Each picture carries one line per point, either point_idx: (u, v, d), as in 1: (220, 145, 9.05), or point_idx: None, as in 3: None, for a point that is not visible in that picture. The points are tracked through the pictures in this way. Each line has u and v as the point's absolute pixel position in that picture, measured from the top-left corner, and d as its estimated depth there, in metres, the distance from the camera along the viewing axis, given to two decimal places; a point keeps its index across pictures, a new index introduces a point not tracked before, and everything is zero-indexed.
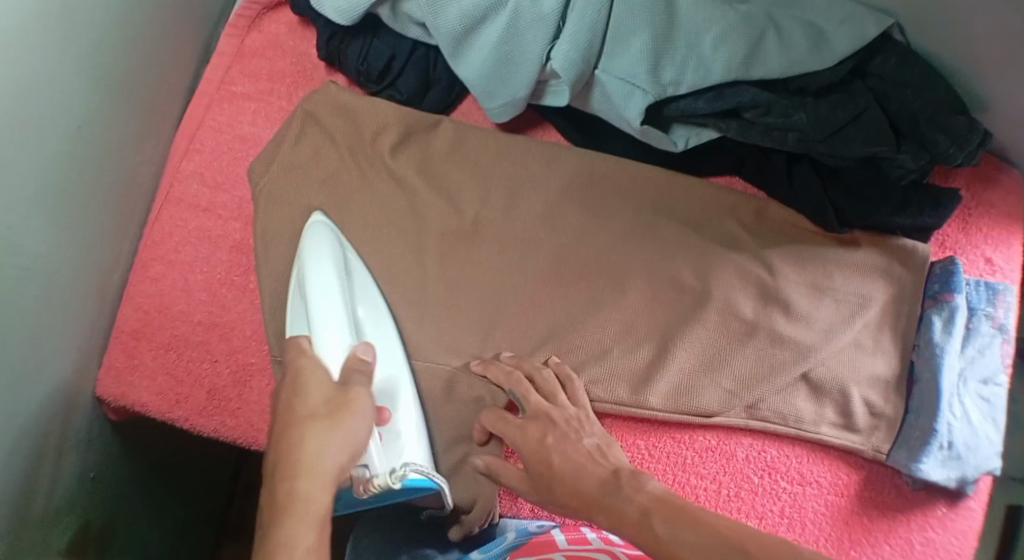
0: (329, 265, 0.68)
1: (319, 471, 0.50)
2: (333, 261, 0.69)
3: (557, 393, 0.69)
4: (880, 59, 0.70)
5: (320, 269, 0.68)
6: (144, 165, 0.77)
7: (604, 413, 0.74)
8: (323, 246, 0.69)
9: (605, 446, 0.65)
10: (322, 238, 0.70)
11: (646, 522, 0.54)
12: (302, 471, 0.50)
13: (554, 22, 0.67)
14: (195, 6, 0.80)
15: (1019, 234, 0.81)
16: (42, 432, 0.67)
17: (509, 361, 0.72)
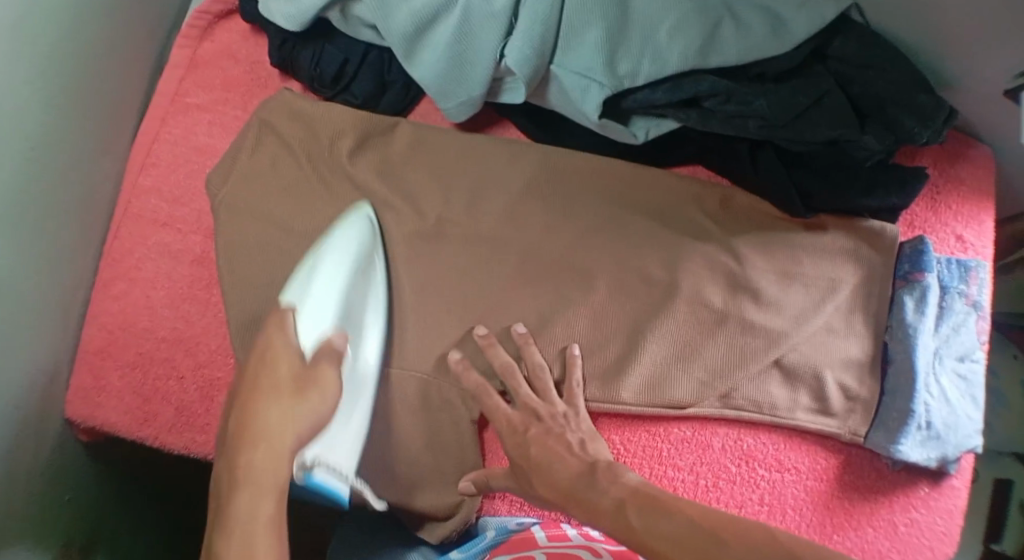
0: (342, 265, 0.68)
1: (259, 472, 0.55)
2: (351, 265, 0.69)
3: (544, 376, 0.71)
4: (840, 41, 0.69)
5: (334, 261, 0.68)
6: (102, 182, 0.76)
7: (596, 412, 0.75)
8: (348, 244, 0.70)
9: (587, 443, 0.66)
10: (354, 232, 0.71)
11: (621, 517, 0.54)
12: (244, 476, 0.54)
13: (506, 19, 0.66)
14: (145, 17, 0.79)
15: (989, 209, 0.80)
16: (12, 458, 0.67)
17: (519, 338, 0.72)
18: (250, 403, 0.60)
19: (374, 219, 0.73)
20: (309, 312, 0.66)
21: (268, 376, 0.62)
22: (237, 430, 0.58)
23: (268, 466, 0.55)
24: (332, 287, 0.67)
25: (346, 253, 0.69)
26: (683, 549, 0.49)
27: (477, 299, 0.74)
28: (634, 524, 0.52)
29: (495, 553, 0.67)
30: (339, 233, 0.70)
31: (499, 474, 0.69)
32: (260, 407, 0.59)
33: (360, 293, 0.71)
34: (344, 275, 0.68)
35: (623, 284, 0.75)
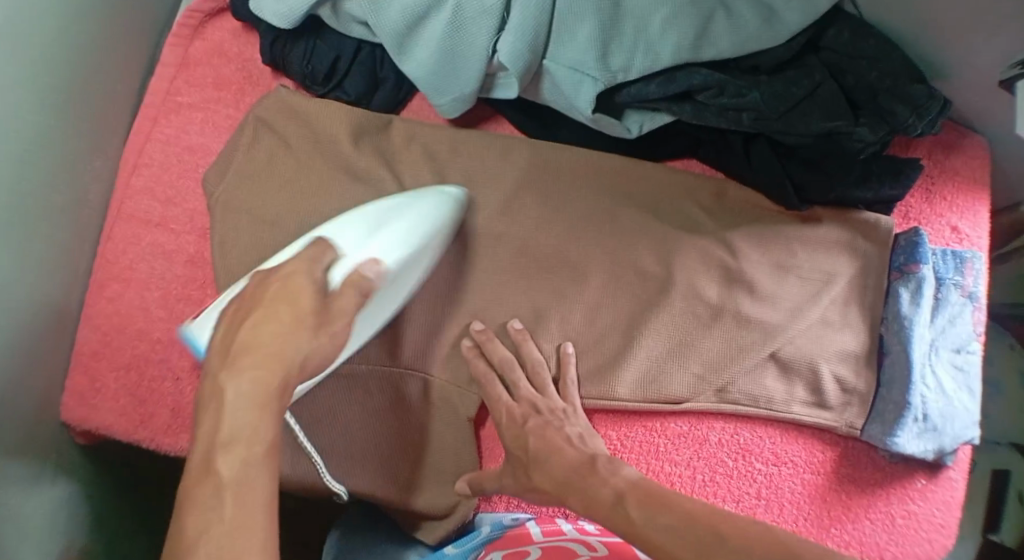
0: (409, 226, 0.66)
1: (243, 403, 0.50)
2: (413, 241, 0.66)
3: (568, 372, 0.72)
4: (833, 31, 0.69)
5: (402, 228, 0.66)
6: (94, 182, 0.76)
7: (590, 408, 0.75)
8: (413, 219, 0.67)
9: (586, 438, 0.66)
10: (437, 208, 0.69)
11: (619, 509, 0.53)
12: (229, 402, 0.50)
13: (498, 13, 0.66)
14: (135, 15, 0.78)
15: (984, 199, 0.81)
16: (9, 462, 0.66)
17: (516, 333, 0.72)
18: (253, 316, 0.55)
19: (454, 205, 0.71)
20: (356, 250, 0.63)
21: (277, 304, 0.55)
22: (233, 343, 0.54)
23: (268, 385, 0.51)
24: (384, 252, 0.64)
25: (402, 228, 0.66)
26: (681, 541, 0.48)
27: (472, 294, 0.74)
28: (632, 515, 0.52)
29: (489, 548, 0.68)
30: (424, 203, 0.69)
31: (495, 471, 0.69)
32: (270, 324, 0.54)
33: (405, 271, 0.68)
34: (396, 252, 0.65)
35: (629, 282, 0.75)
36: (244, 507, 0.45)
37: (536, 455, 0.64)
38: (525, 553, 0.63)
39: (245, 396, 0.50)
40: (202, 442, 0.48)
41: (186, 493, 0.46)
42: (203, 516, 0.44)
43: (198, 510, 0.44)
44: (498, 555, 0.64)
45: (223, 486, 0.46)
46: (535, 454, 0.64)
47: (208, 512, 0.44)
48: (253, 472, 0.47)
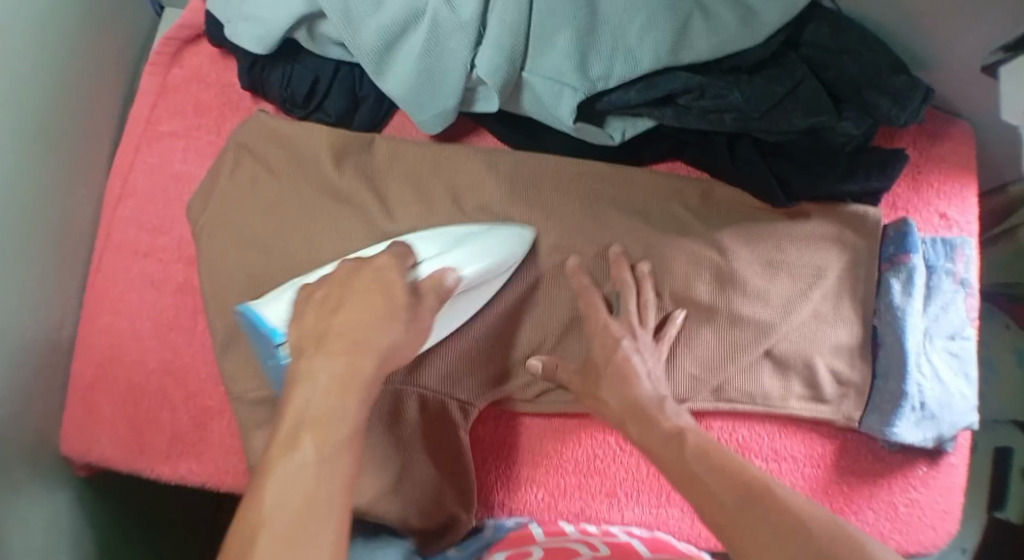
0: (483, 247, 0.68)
1: (323, 394, 0.52)
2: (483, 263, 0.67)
3: (630, 298, 0.72)
4: (812, 27, 0.69)
5: (473, 250, 0.67)
6: (80, 214, 0.76)
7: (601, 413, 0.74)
8: (486, 246, 0.68)
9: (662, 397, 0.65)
10: (507, 242, 0.70)
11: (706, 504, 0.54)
12: (311, 395, 0.52)
13: (475, 29, 0.66)
14: (110, 45, 0.78)
15: (972, 184, 0.80)
16: (13, 500, 0.67)
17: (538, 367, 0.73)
18: (346, 302, 0.57)
19: (524, 245, 0.72)
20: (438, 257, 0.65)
21: (367, 289, 0.58)
22: (328, 326, 0.57)
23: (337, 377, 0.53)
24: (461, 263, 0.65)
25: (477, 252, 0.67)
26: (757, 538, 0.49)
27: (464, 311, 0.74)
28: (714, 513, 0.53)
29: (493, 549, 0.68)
30: (497, 236, 0.70)
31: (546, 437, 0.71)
32: (351, 306, 0.57)
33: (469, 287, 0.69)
34: (472, 266, 0.66)
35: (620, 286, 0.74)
36: (308, 507, 0.46)
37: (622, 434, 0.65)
38: (528, 553, 0.64)
39: (327, 388, 0.53)
40: (284, 427, 0.51)
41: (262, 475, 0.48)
42: (275, 504, 0.46)
43: (272, 494, 0.46)
44: (501, 556, 0.65)
45: (297, 474, 0.48)
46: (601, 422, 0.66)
47: (283, 498, 0.46)
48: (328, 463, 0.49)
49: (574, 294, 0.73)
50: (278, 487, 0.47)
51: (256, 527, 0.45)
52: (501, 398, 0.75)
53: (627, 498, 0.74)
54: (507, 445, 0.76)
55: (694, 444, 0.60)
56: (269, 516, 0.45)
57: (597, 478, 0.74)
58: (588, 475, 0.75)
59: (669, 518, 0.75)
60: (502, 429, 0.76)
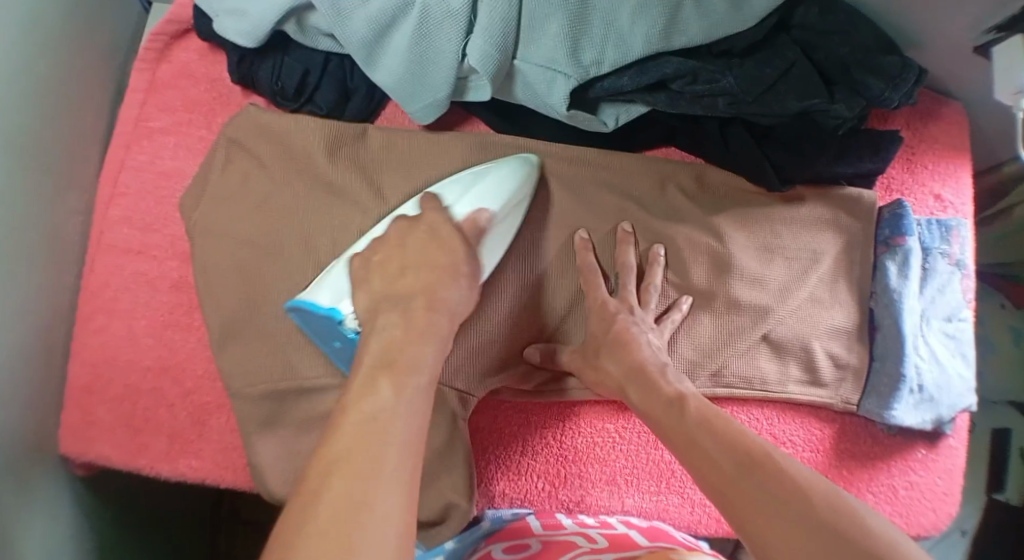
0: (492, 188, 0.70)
1: (393, 349, 0.52)
2: (500, 196, 0.70)
3: (630, 276, 0.72)
4: (802, 9, 0.69)
5: (487, 188, 0.69)
6: (71, 215, 0.75)
7: (601, 399, 0.74)
8: (497, 178, 0.70)
9: (671, 370, 0.66)
10: (515, 169, 0.71)
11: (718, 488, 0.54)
12: (379, 351, 0.52)
13: (465, 17, 0.65)
14: (95, 44, 0.77)
15: (965, 165, 0.81)
16: (16, 502, 0.66)
17: (539, 352, 0.72)
18: (410, 266, 0.59)
19: (535, 170, 0.72)
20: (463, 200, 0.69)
21: (434, 245, 0.61)
22: (398, 288, 0.58)
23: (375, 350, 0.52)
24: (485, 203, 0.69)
25: (490, 185, 0.70)
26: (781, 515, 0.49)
27: None
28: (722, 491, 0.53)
29: (491, 541, 0.70)
30: (500, 173, 0.70)
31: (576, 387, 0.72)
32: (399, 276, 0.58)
33: (500, 228, 0.70)
34: (492, 201, 0.69)
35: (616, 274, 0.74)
36: (383, 450, 0.45)
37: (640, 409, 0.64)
38: (526, 545, 0.65)
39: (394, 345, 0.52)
40: (361, 373, 0.50)
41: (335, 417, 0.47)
42: (352, 441, 0.45)
43: (349, 435, 0.45)
44: (499, 549, 0.67)
45: (364, 419, 0.46)
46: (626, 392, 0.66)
47: (359, 438, 0.45)
48: (399, 408, 0.48)
49: (578, 273, 0.73)
50: (351, 429, 0.46)
51: (328, 466, 0.43)
52: (496, 388, 0.74)
53: (628, 485, 0.75)
54: (501, 435, 0.75)
55: (696, 411, 0.60)
56: (349, 454, 0.44)
57: (598, 467, 0.74)
58: (588, 463, 0.75)
59: (669, 505, 0.75)
60: (496, 421, 0.75)
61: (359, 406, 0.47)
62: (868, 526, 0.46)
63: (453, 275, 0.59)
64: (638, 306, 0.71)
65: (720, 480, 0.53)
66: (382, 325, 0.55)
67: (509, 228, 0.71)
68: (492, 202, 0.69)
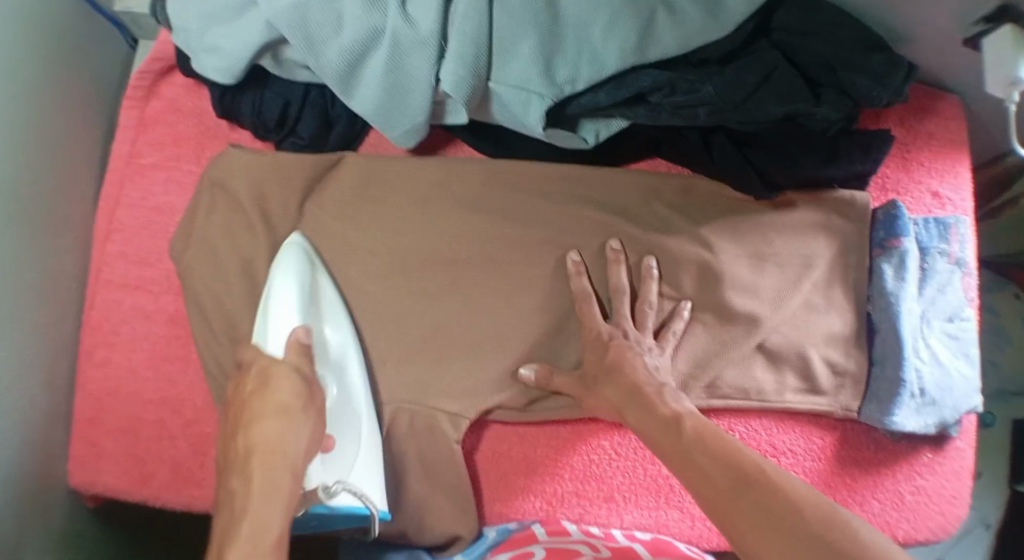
0: (297, 288, 0.68)
1: (289, 400, 0.57)
2: (303, 301, 0.68)
3: (623, 300, 0.72)
4: (782, 12, 0.68)
5: (294, 294, 0.67)
6: (68, 253, 0.77)
7: (592, 416, 0.74)
8: (290, 274, 0.69)
9: (668, 390, 0.66)
10: (297, 258, 0.70)
11: (718, 504, 0.53)
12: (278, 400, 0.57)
13: (435, 44, 0.65)
14: (85, 86, 0.79)
15: (964, 159, 0.79)
16: (25, 536, 0.68)
17: (533, 377, 0.72)
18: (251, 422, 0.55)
19: (310, 248, 0.72)
20: (274, 328, 0.66)
21: (267, 393, 0.57)
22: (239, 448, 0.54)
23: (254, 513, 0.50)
24: (293, 318, 0.66)
25: (295, 282, 0.68)
26: (773, 525, 0.48)
27: (448, 326, 0.73)
28: (719, 506, 0.52)
29: (496, 551, 0.70)
30: (295, 272, 0.69)
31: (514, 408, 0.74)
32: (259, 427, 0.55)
33: (318, 306, 0.70)
34: (298, 314, 0.67)
35: (609, 297, 0.74)
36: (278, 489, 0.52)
37: (638, 423, 0.64)
38: (530, 553, 0.66)
39: (289, 401, 0.57)
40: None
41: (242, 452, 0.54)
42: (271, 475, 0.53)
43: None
44: (503, 558, 0.67)
45: None
46: (625, 403, 0.66)
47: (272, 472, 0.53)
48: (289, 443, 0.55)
49: (570, 293, 0.73)
50: (247, 498, 0.51)
51: None
52: (489, 409, 0.73)
53: (626, 501, 0.75)
54: (499, 455, 0.75)
55: (693, 430, 0.60)
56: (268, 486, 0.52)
57: (594, 483, 0.75)
58: (585, 480, 0.75)
59: (669, 519, 0.75)
60: (491, 440, 0.76)
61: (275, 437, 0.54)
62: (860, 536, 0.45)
63: (290, 367, 0.60)
64: (635, 329, 0.72)
65: (724, 506, 0.52)
66: (279, 377, 0.59)
67: (332, 296, 0.72)
68: (300, 296, 0.68)
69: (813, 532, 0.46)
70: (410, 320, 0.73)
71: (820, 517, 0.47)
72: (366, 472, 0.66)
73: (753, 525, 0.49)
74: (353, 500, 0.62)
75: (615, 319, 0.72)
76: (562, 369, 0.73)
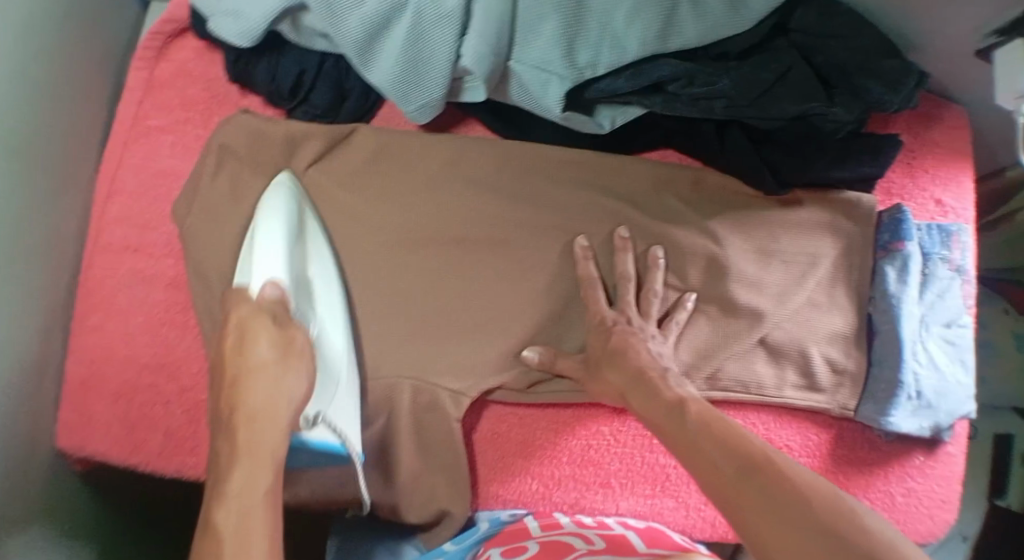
0: (279, 225, 0.67)
1: (268, 353, 0.59)
2: (286, 236, 0.67)
3: (629, 288, 0.72)
4: (802, 12, 0.68)
5: (273, 230, 0.66)
6: (69, 213, 0.76)
7: (591, 403, 0.74)
8: (275, 213, 0.68)
9: (671, 375, 0.66)
10: (280, 200, 0.69)
11: (724, 489, 0.52)
12: (258, 357, 0.59)
13: (459, 18, 0.64)
14: (93, 44, 0.78)
15: (968, 169, 0.80)
16: (12, 499, 0.67)
17: (535, 360, 0.71)
18: (249, 340, 0.60)
19: (299, 187, 0.72)
20: (256, 269, 0.64)
21: (270, 341, 0.60)
22: (241, 362, 0.59)
23: (269, 443, 0.56)
24: (277, 270, 0.65)
25: (280, 222, 0.67)
26: (778, 512, 0.47)
27: (450, 304, 0.73)
28: (723, 489, 0.52)
29: (489, 545, 0.69)
30: (279, 205, 0.68)
31: (516, 390, 0.74)
32: (257, 352, 0.59)
33: (303, 240, 0.69)
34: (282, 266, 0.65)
35: (614, 284, 0.74)
36: (275, 423, 0.57)
37: (639, 403, 0.64)
38: (523, 548, 0.64)
39: (280, 344, 0.60)
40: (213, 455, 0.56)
41: (233, 418, 0.57)
42: (255, 432, 0.56)
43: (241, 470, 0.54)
44: (496, 552, 0.65)
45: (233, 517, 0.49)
46: (628, 388, 0.65)
47: (258, 433, 0.56)
48: (286, 389, 0.59)
49: (577, 280, 0.73)
50: (246, 445, 0.55)
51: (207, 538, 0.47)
52: (490, 390, 0.73)
53: (622, 489, 0.74)
54: (498, 438, 0.75)
55: (696, 416, 0.59)
56: (253, 445, 0.56)
57: (592, 470, 0.74)
58: (582, 466, 0.74)
59: (663, 509, 0.74)
60: (490, 422, 0.75)
61: (261, 403, 0.58)
62: (864, 524, 0.45)
63: (265, 317, 0.61)
64: (638, 317, 0.72)
65: (726, 494, 0.52)
66: (256, 325, 0.60)
67: (315, 229, 0.71)
68: (284, 240, 0.66)
69: (817, 516, 0.46)
70: (412, 297, 0.73)
71: (823, 505, 0.47)
72: (345, 408, 0.68)
73: (754, 512, 0.49)
74: (326, 435, 0.66)
75: (619, 306, 0.72)
76: (564, 354, 0.73)
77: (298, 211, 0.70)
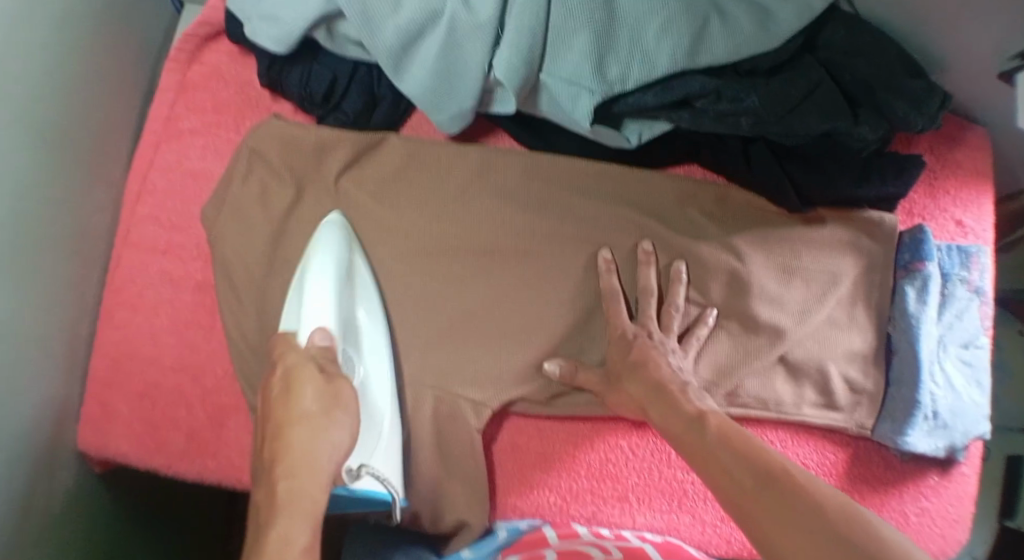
0: (329, 270, 0.68)
1: (313, 405, 0.58)
2: (336, 285, 0.68)
3: (651, 302, 0.72)
4: (829, 30, 0.69)
5: (324, 280, 0.67)
6: (98, 212, 0.76)
7: (611, 415, 0.74)
8: (326, 256, 0.69)
9: (692, 389, 0.66)
10: (331, 244, 0.70)
11: (742, 500, 0.53)
12: (303, 410, 0.58)
13: (492, 30, 0.66)
14: (126, 46, 0.79)
15: (988, 191, 0.80)
16: (34, 494, 0.67)
17: (557, 370, 0.72)
18: (295, 390, 0.59)
19: (350, 230, 0.72)
20: (306, 317, 0.65)
21: (317, 395, 0.59)
22: (283, 413, 0.58)
23: (306, 497, 0.53)
24: (327, 317, 0.66)
25: (331, 270, 0.68)
26: (793, 518, 0.48)
27: (474, 313, 0.73)
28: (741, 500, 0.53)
29: (506, 553, 0.69)
30: (329, 250, 0.69)
31: (537, 401, 0.74)
32: (300, 401, 0.58)
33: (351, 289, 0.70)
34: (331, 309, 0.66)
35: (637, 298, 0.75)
36: (313, 476, 0.54)
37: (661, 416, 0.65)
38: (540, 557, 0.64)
39: (324, 397, 0.59)
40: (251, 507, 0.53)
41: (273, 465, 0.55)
42: (293, 484, 0.53)
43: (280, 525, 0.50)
44: None
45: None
46: (650, 400, 0.66)
47: (295, 486, 0.53)
48: (325, 442, 0.57)
49: (600, 293, 0.73)
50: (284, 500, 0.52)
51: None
52: (511, 401, 0.74)
53: (639, 502, 0.75)
54: (517, 449, 0.75)
55: (716, 428, 0.60)
56: (293, 494, 0.53)
57: (610, 482, 0.75)
58: (600, 479, 0.75)
59: (680, 524, 0.75)
60: (510, 432, 0.76)
61: (301, 454, 0.55)
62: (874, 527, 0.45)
63: (311, 366, 0.61)
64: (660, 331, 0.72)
65: (746, 505, 0.52)
66: (303, 376, 0.60)
67: (365, 278, 0.72)
68: (334, 286, 0.68)
69: (830, 521, 0.47)
70: (436, 304, 0.73)
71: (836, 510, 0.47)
72: (388, 450, 0.68)
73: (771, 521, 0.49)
74: (375, 484, 0.64)
75: (642, 319, 0.72)
76: (586, 366, 0.73)
77: (348, 253, 0.71)
